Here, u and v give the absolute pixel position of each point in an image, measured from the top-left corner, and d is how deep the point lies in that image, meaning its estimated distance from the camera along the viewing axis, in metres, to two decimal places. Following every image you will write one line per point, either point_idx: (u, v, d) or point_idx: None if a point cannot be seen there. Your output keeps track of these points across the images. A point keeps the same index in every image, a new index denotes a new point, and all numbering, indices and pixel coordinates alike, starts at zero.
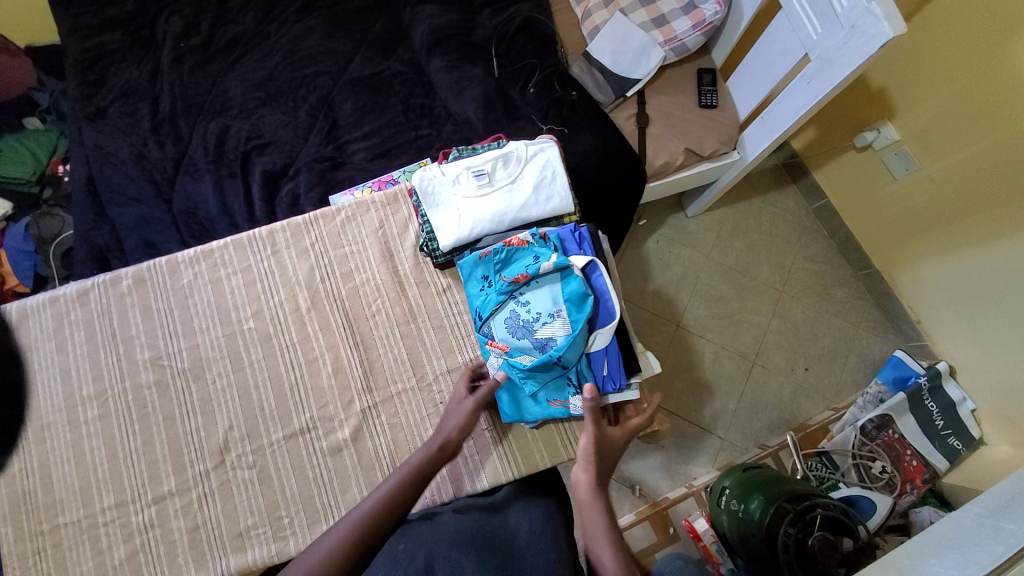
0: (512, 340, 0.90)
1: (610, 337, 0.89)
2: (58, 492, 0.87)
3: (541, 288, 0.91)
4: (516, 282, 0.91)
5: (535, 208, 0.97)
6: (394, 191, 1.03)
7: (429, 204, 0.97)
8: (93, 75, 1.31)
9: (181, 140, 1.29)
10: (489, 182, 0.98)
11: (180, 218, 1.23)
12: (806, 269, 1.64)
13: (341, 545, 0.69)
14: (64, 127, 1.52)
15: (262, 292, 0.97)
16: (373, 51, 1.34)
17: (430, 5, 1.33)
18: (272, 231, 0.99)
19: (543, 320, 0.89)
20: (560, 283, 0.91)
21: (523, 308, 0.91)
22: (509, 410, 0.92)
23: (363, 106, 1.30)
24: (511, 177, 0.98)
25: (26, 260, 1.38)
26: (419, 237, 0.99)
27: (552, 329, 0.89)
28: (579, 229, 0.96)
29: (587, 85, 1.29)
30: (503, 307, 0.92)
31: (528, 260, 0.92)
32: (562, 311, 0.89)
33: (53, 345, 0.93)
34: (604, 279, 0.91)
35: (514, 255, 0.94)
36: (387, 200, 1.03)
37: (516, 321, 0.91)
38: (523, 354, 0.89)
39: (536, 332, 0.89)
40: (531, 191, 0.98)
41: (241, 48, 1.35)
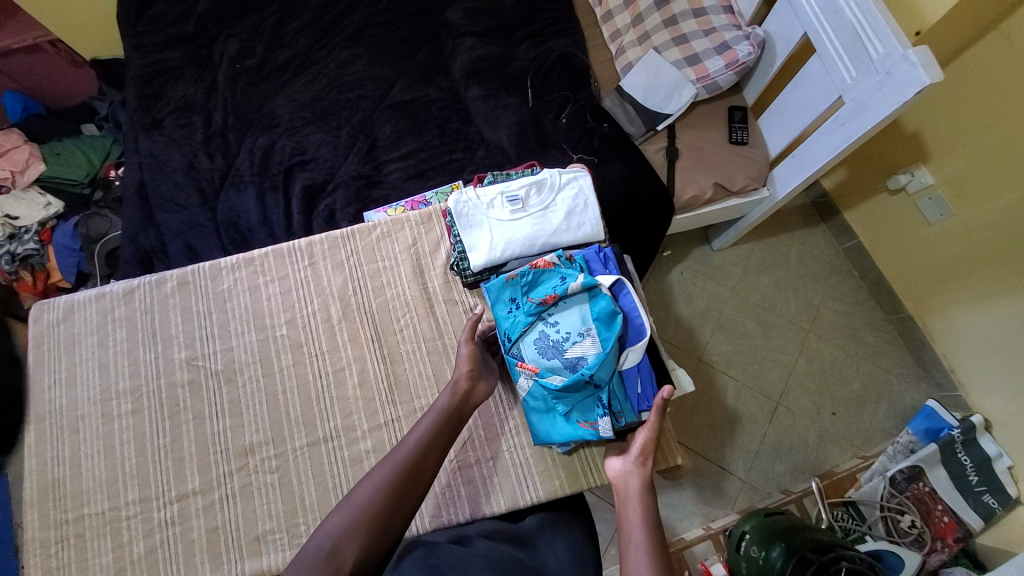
0: (542, 361, 0.90)
1: (642, 355, 0.89)
2: (86, 483, 0.89)
3: (570, 307, 0.91)
4: (545, 303, 0.91)
5: (566, 235, 0.99)
6: (429, 210, 1.06)
7: (464, 225, 0.99)
8: (152, 88, 1.41)
9: (229, 153, 1.36)
10: (523, 208, 1.00)
11: (222, 226, 1.28)
12: (833, 309, 1.62)
13: (387, 480, 0.73)
14: (118, 134, 1.66)
15: (297, 301, 0.99)
16: (415, 78, 1.41)
17: (471, 37, 1.39)
18: (311, 243, 1.03)
19: (573, 339, 0.89)
20: (589, 302, 0.91)
21: (552, 329, 0.91)
22: (537, 430, 0.92)
23: (401, 129, 1.36)
24: (545, 205, 1.00)
25: (72, 257, 1.50)
26: (451, 256, 1.02)
27: (583, 348, 0.88)
28: (604, 249, 0.98)
29: (618, 117, 1.32)
30: (533, 328, 0.92)
31: (556, 281, 0.93)
32: (592, 330, 0.89)
33: (96, 339, 0.97)
34: (633, 298, 0.91)
35: (541, 277, 0.94)
36: (421, 219, 1.05)
37: (546, 342, 0.91)
38: (554, 374, 0.89)
39: (566, 352, 0.89)
40: (563, 217, 1.00)
41: (291, 70, 1.43)
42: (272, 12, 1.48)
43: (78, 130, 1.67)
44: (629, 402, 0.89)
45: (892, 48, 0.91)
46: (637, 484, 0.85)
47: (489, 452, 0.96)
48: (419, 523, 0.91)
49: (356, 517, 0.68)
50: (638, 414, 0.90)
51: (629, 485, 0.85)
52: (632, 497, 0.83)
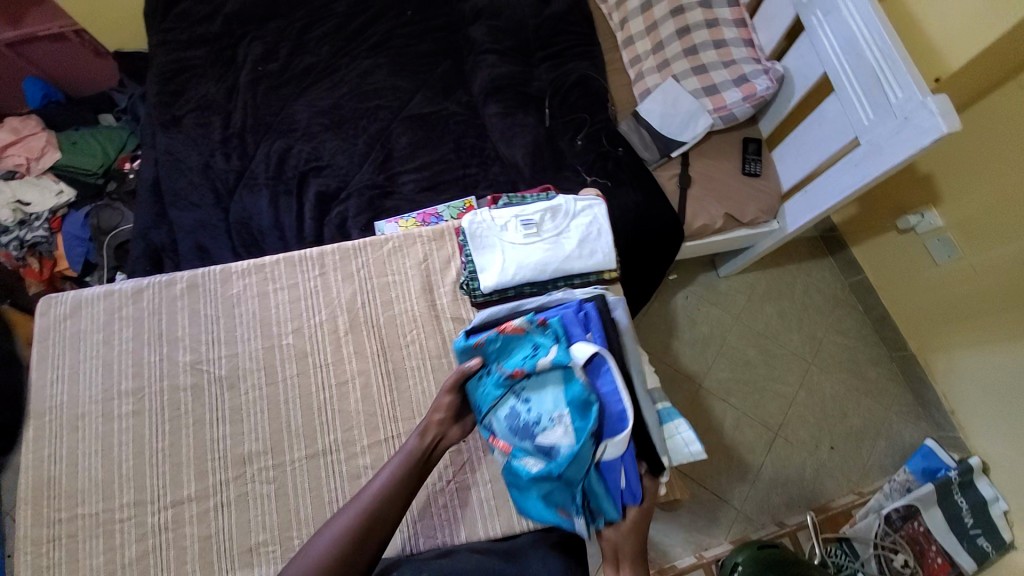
0: (514, 440, 0.83)
1: (622, 447, 0.79)
2: (81, 482, 0.89)
3: (543, 385, 0.84)
4: (514, 376, 0.84)
5: (578, 262, 0.96)
6: (442, 227, 1.03)
7: (477, 246, 0.96)
8: (172, 86, 1.42)
9: (245, 155, 1.38)
10: (536, 233, 0.97)
11: (234, 227, 1.30)
12: (836, 344, 1.62)
13: (348, 527, 0.77)
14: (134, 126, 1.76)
15: (305, 310, 0.97)
16: (434, 92, 1.44)
17: (491, 55, 1.42)
18: (322, 252, 1.00)
19: (544, 424, 0.81)
20: (563, 381, 0.83)
21: (523, 407, 0.83)
22: (518, 502, 0.89)
23: (417, 141, 1.39)
24: (559, 231, 0.97)
25: (79, 247, 1.60)
26: (461, 275, 0.99)
27: (555, 436, 0.80)
28: (584, 308, 0.90)
29: (634, 142, 1.33)
30: (502, 402, 0.85)
31: (528, 351, 0.86)
32: (564, 416, 0.80)
33: (102, 337, 0.96)
34: (613, 379, 0.81)
35: (513, 344, 0.88)
36: (434, 235, 1.02)
37: (516, 421, 0.83)
38: (528, 457, 0.82)
39: (537, 438, 0.81)
40: (576, 244, 0.97)
41: (313, 76, 1.46)
42: (299, 17, 1.51)
43: (95, 119, 1.76)
44: (611, 496, 0.82)
45: (911, 94, 0.92)
46: (631, 550, 0.83)
47: (486, 475, 0.95)
48: (413, 543, 0.91)
49: (315, 566, 0.73)
50: (620, 509, 0.83)
51: (618, 549, 0.84)
52: (622, 563, 0.83)
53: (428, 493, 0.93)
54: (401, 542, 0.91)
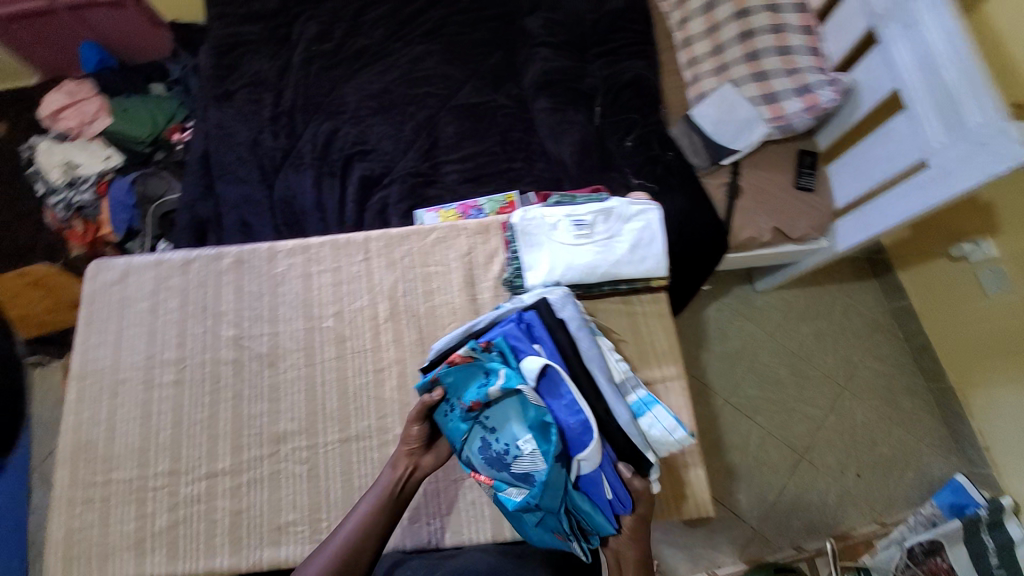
0: (492, 473, 0.79)
1: (594, 459, 0.78)
2: (118, 448, 0.90)
3: (503, 412, 0.80)
4: (473, 409, 0.81)
5: (629, 267, 0.92)
6: (488, 221, 1.00)
7: (526, 245, 0.92)
8: (227, 60, 1.46)
9: (293, 135, 1.41)
10: (588, 235, 0.92)
11: (278, 205, 1.33)
12: (871, 369, 1.57)
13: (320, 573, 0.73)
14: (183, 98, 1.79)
15: (347, 295, 0.97)
16: (484, 83, 1.43)
17: (544, 49, 1.42)
18: (368, 238, 1.00)
19: (514, 452, 0.78)
20: (519, 404, 0.80)
21: (491, 439, 0.79)
22: (517, 531, 0.86)
23: (463, 132, 1.39)
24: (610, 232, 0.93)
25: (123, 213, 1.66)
26: (505, 271, 0.97)
27: (527, 462, 0.77)
28: (524, 319, 0.88)
29: (683, 147, 1.30)
30: (470, 436, 0.81)
31: (480, 380, 0.82)
32: (530, 441, 0.78)
33: (147, 306, 0.96)
34: (568, 390, 0.80)
35: (465, 375, 0.83)
36: (480, 229, 1.00)
37: (488, 454, 0.79)
38: (510, 488, 0.78)
39: (511, 467, 0.78)
40: (628, 249, 0.93)
41: (365, 60, 1.47)
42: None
43: (145, 87, 1.79)
44: (600, 510, 0.80)
45: (989, 118, 0.88)
46: (633, 557, 0.81)
47: None
48: (438, 536, 0.91)
49: None
50: (614, 520, 0.80)
51: (621, 557, 0.82)
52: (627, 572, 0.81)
53: (457, 487, 0.93)
54: (403, 534, 0.91)
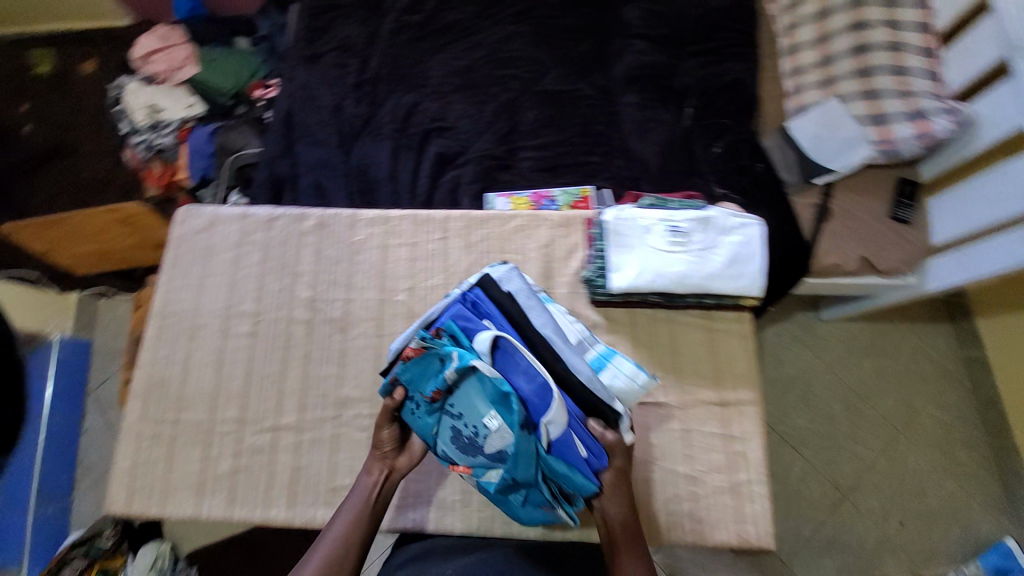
0: (469, 460, 0.76)
1: (561, 417, 0.71)
2: (191, 389, 0.93)
3: (465, 394, 0.75)
4: (434, 399, 0.77)
5: (726, 285, 0.81)
6: (572, 215, 0.95)
7: (613, 248, 0.82)
8: (320, 22, 1.50)
9: (374, 103, 1.43)
10: (684, 243, 0.81)
11: (353, 171, 1.35)
12: (932, 417, 1.48)
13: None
14: (265, 55, 1.81)
15: (422, 271, 0.96)
16: (571, 70, 1.40)
17: (640, 41, 1.38)
18: (448, 216, 0.98)
19: (482, 434, 0.73)
20: (478, 382, 0.75)
21: (460, 425, 0.75)
22: (511, 509, 0.83)
23: (544, 118, 1.37)
24: (707, 242, 0.82)
25: (201, 161, 1.70)
26: (585, 267, 0.90)
27: (499, 441, 0.73)
28: (472, 295, 0.83)
29: (775, 159, 1.25)
30: (441, 427, 0.78)
31: (435, 367, 0.77)
32: (495, 417, 0.73)
33: (230, 257, 0.99)
34: (522, 355, 0.74)
35: (422, 366, 0.79)
36: (562, 222, 0.95)
37: (462, 442, 0.76)
38: (489, 471, 0.76)
39: (485, 449, 0.74)
40: (727, 264, 0.81)
41: (452, 35, 1.47)
42: None
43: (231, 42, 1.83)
44: (578, 471, 0.75)
45: None
46: (622, 516, 0.75)
47: None
48: (489, 525, 0.91)
49: None
50: (594, 478, 0.75)
51: (613, 523, 0.76)
52: (620, 537, 0.75)
53: None
54: (436, 518, 0.91)
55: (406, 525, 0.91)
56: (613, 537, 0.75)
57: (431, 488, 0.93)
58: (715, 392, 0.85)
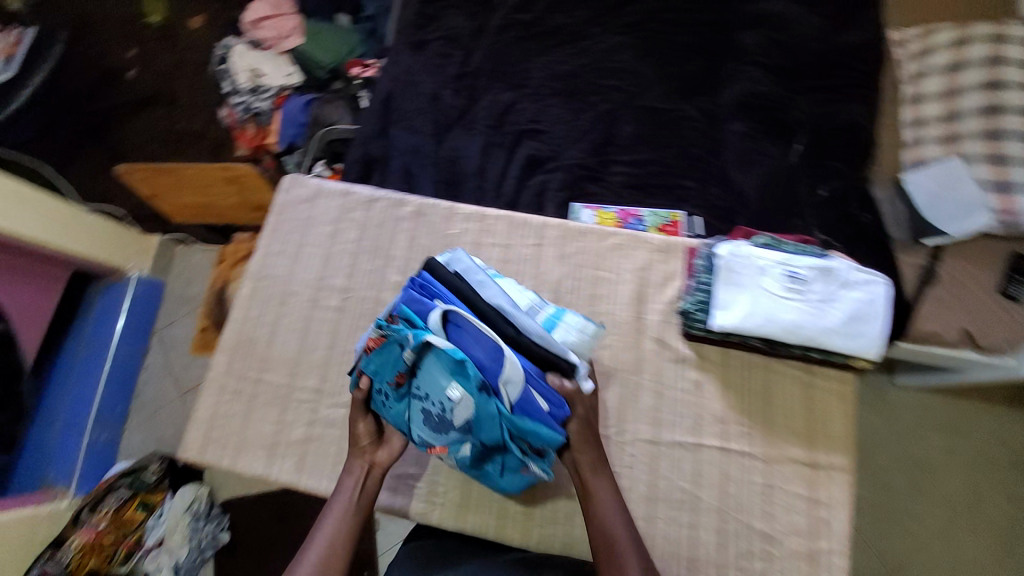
0: (443, 439, 0.80)
1: (518, 368, 0.78)
2: (276, 353, 0.97)
3: (426, 372, 0.79)
4: (400, 382, 0.81)
5: (840, 341, 0.78)
6: (674, 242, 0.92)
7: (726, 284, 0.80)
8: (430, 11, 1.55)
9: (472, 96, 1.45)
10: (801, 291, 0.78)
11: (443, 161, 1.37)
12: (1002, 509, 1.37)
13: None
14: (363, 34, 1.84)
15: (511, 274, 0.95)
16: (675, 89, 1.37)
17: (755, 69, 1.35)
18: (544, 223, 0.96)
19: (449, 406, 0.77)
20: (438, 357, 0.79)
21: (427, 404, 0.79)
22: (491, 481, 0.86)
23: (642, 134, 1.35)
24: (826, 294, 0.79)
25: (292, 129, 1.76)
26: (682, 300, 0.87)
27: (462, 410, 0.77)
28: (420, 281, 0.86)
29: (885, 214, 1.21)
30: (411, 412, 0.81)
31: (396, 353, 0.80)
32: (457, 387, 0.77)
33: (329, 230, 1.02)
34: (474, 322, 0.80)
35: (383, 355, 0.82)
36: (662, 248, 0.92)
37: (431, 421, 0.79)
38: (463, 443, 0.80)
39: (453, 422, 0.78)
40: (843, 320, 0.78)
41: (559, 38, 1.47)
42: None
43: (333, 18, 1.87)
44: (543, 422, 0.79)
45: None
46: (590, 458, 0.79)
47: None
48: (549, 544, 0.89)
49: None
50: (561, 426, 0.80)
51: (582, 465, 0.79)
52: (591, 474, 0.78)
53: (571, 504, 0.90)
54: (496, 527, 0.90)
55: (466, 527, 0.90)
56: (584, 479, 0.78)
57: (494, 496, 0.92)
58: (806, 450, 0.82)
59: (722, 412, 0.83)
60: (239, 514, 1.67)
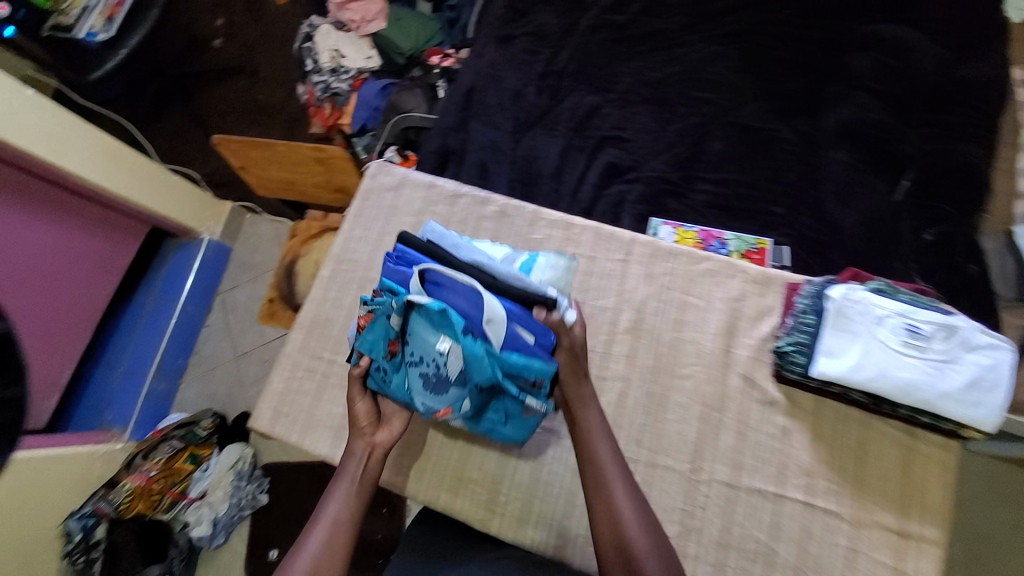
0: (445, 400, 0.84)
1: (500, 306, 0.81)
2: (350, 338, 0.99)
3: (415, 335, 0.84)
4: (395, 350, 0.86)
5: (956, 406, 0.73)
6: (773, 276, 0.91)
7: (836, 328, 0.78)
8: (520, 6, 1.53)
9: (555, 96, 1.41)
10: (920, 347, 0.75)
11: (520, 160, 1.35)
12: None
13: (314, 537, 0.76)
14: (442, 24, 1.86)
15: (594, 288, 0.96)
16: (773, 108, 1.30)
17: (863, 94, 1.26)
18: (634, 240, 0.98)
19: (442, 363, 0.81)
20: (423, 317, 0.83)
21: (423, 368, 0.84)
22: (501, 429, 0.89)
23: (731, 153, 1.28)
24: (949, 355, 0.74)
25: (365, 111, 1.79)
26: (780, 336, 0.86)
27: (452, 363, 0.81)
28: (397, 253, 0.91)
29: (992, 268, 1.11)
30: (410, 379, 0.85)
31: (386, 323, 0.86)
32: (445, 342, 0.81)
33: (412, 221, 1.06)
34: (452, 273, 0.84)
35: (375, 329, 0.87)
36: (759, 280, 0.92)
37: (431, 383, 0.83)
38: (462, 398, 0.84)
39: (449, 378, 0.83)
40: (964, 385, 0.73)
41: (651, 44, 1.41)
42: None
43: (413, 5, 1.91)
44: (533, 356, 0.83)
45: None
46: (575, 380, 0.83)
47: None
48: None
49: None
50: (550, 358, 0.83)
51: (570, 389, 0.82)
52: (581, 401, 0.81)
53: None
54: (556, 547, 0.89)
55: (525, 541, 0.90)
56: (572, 402, 0.82)
57: (556, 514, 0.90)
58: (897, 517, 0.78)
59: (809, 463, 0.82)
60: (278, 479, 1.70)
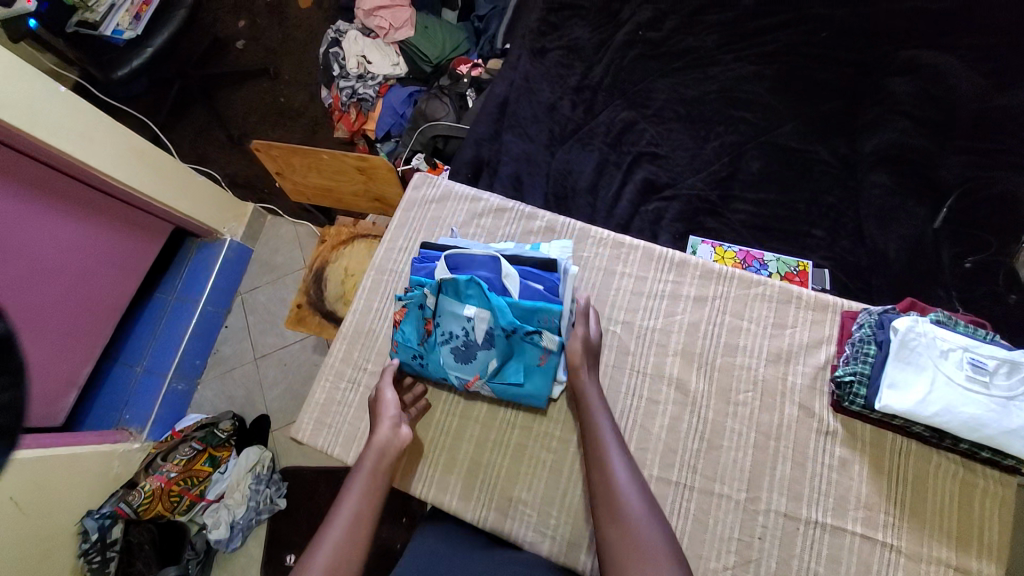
0: (476, 366, 0.94)
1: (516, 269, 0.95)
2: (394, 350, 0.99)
3: (445, 313, 0.95)
4: (428, 330, 0.96)
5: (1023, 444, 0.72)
6: (827, 300, 0.93)
7: (899, 358, 0.79)
8: (555, 19, 1.53)
9: (590, 110, 1.41)
10: (985, 382, 0.75)
11: (555, 173, 1.34)
12: None
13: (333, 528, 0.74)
14: (469, 33, 1.88)
15: (643, 307, 0.99)
16: (810, 130, 1.29)
17: (902, 119, 1.25)
18: (686, 261, 1.01)
19: (471, 326, 0.93)
20: (451, 294, 0.95)
21: (454, 339, 0.94)
22: (522, 388, 0.92)
23: (769, 173, 1.27)
24: (1015, 392, 0.74)
25: (391, 118, 1.80)
26: (840, 364, 0.87)
27: (479, 326, 0.93)
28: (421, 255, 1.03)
29: None
30: (445, 354, 0.95)
31: (417, 309, 0.97)
32: (473, 310, 0.93)
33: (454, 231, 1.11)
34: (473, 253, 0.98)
35: (409, 317, 0.98)
36: (815, 304, 0.94)
37: (462, 349, 0.94)
38: (487, 360, 0.93)
39: (476, 341, 0.94)
40: None
41: (686, 61, 1.41)
42: None
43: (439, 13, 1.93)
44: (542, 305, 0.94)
45: None
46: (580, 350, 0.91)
47: None
48: None
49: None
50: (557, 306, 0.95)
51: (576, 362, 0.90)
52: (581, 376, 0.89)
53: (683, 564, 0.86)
54: None
55: (575, 565, 0.88)
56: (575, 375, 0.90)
57: None
58: (955, 553, 0.78)
59: (868, 497, 0.82)
60: (298, 483, 1.67)
